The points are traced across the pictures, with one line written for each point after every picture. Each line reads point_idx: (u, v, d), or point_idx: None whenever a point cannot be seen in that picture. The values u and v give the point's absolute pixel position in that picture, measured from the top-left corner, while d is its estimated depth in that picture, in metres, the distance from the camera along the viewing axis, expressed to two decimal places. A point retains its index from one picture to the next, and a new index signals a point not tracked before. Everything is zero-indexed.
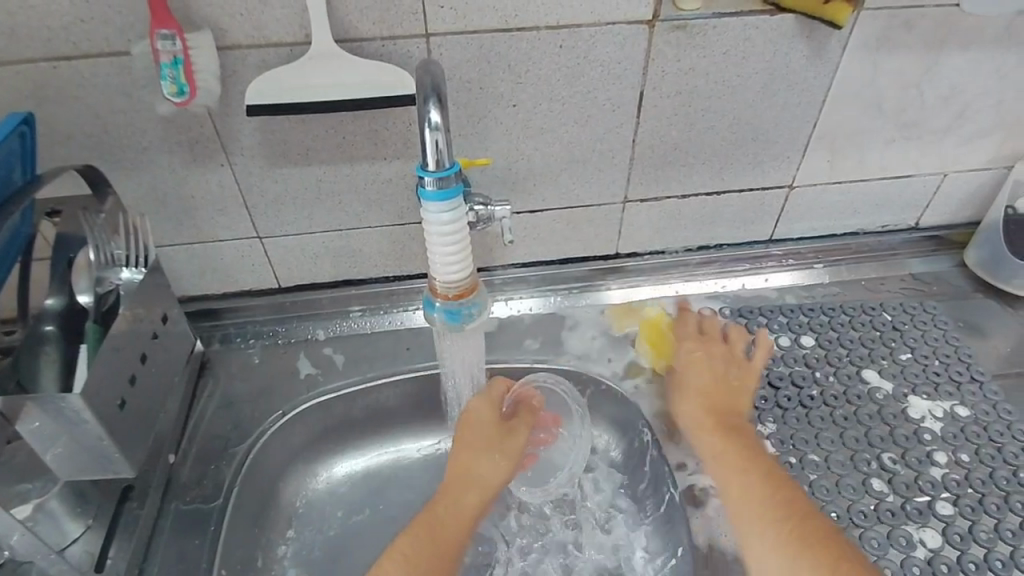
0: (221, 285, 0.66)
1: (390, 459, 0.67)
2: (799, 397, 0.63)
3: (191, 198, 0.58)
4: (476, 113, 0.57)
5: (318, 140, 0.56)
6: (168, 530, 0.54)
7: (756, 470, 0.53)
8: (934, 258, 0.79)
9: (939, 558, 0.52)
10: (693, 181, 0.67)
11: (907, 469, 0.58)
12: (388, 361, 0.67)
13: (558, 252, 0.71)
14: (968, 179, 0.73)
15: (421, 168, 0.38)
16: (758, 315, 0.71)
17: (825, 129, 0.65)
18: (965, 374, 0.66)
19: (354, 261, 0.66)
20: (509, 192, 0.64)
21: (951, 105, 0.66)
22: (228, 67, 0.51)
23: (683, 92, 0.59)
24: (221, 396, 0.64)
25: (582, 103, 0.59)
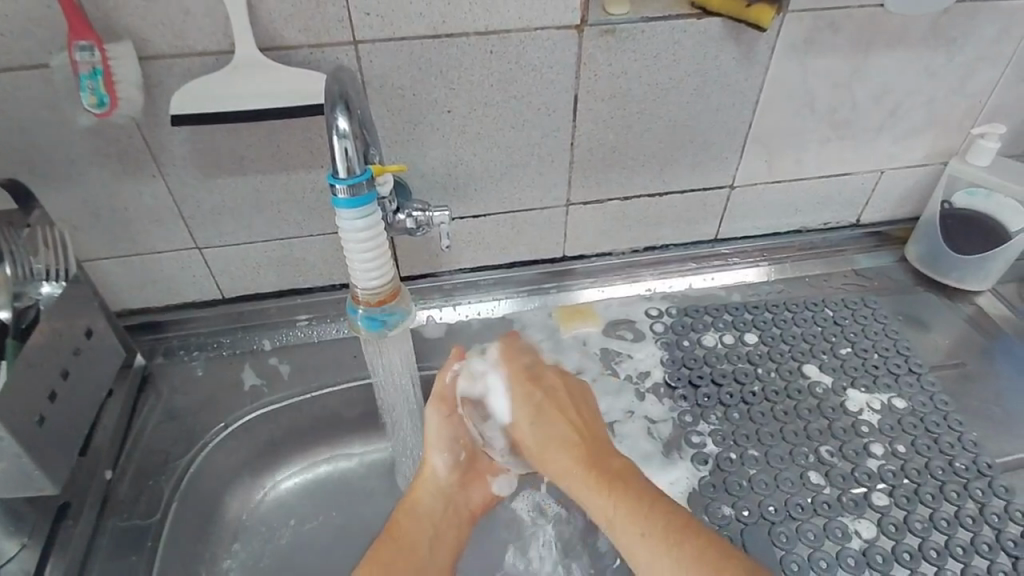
0: (161, 298, 0.65)
1: (339, 467, 0.67)
2: (741, 393, 0.64)
3: (125, 210, 0.58)
4: (411, 119, 0.57)
5: (251, 149, 0.56)
6: (104, 546, 0.53)
7: (634, 496, 0.47)
8: (877, 254, 0.81)
9: (874, 549, 0.53)
10: (634, 183, 0.68)
11: (844, 461, 0.59)
12: (334, 370, 0.67)
13: (505, 256, 0.71)
14: (904, 176, 0.75)
15: (331, 177, 0.38)
16: (704, 314, 0.72)
17: (761, 129, 0.66)
18: (903, 366, 0.68)
19: (298, 271, 0.66)
20: (450, 197, 0.64)
21: (882, 104, 0.67)
22: (153, 77, 0.51)
23: (617, 95, 0.60)
24: (164, 410, 0.63)
25: (518, 108, 0.59)
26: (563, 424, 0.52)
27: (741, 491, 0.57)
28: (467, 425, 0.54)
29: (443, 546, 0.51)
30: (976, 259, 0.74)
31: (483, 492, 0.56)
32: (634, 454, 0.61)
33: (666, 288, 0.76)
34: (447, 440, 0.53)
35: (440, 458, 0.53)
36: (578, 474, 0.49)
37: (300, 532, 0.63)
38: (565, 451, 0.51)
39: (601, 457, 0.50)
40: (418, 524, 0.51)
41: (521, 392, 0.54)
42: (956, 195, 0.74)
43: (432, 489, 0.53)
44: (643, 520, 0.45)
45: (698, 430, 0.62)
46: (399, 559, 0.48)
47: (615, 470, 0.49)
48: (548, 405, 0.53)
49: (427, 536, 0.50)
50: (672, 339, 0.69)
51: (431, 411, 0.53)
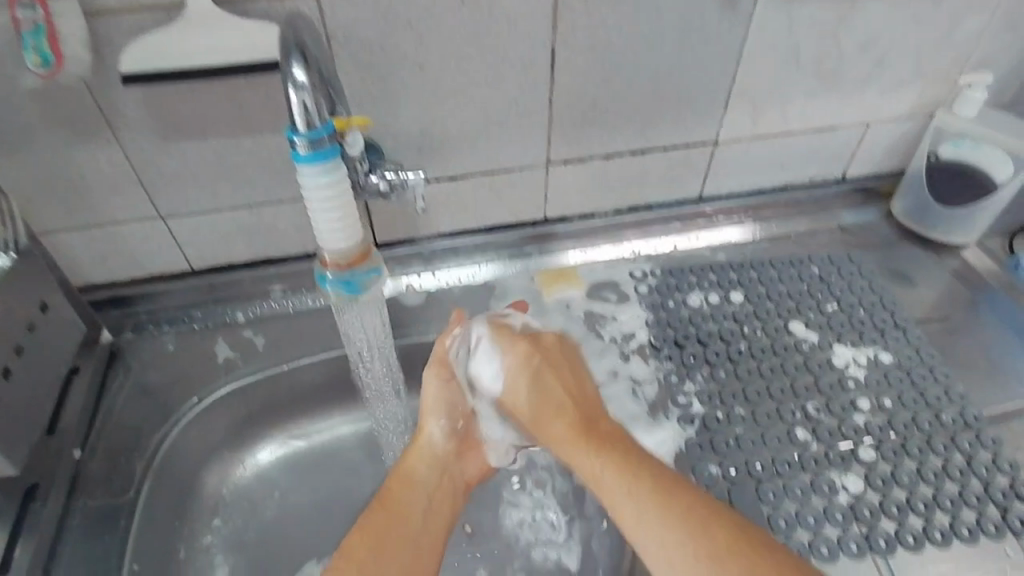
0: (127, 272, 0.62)
1: (319, 442, 0.66)
2: (727, 352, 0.63)
3: (81, 178, 0.55)
4: (380, 75, 0.55)
5: (211, 110, 0.53)
6: (75, 529, 0.52)
7: (621, 456, 0.45)
8: (863, 209, 0.80)
9: (861, 503, 0.53)
10: (615, 141, 0.65)
11: (830, 417, 0.59)
12: (311, 341, 0.65)
13: (484, 219, 0.68)
14: (891, 129, 0.73)
15: (290, 130, 0.36)
16: (689, 274, 0.71)
17: (745, 82, 0.64)
18: (889, 321, 0.67)
19: (269, 240, 0.63)
20: (425, 159, 0.61)
21: (869, 53, 0.65)
22: (100, 33, 0.47)
23: (596, 47, 0.58)
24: (134, 386, 0.61)
25: (493, 62, 0.56)
26: (559, 387, 0.50)
27: (728, 449, 0.56)
28: (465, 394, 0.54)
29: (439, 516, 0.50)
30: (962, 212, 0.73)
31: (476, 462, 0.55)
32: (620, 416, 0.60)
33: (650, 249, 0.74)
34: (445, 406, 0.53)
35: (437, 425, 0.53)
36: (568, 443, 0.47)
37: (284, 505, 0.62)
38: (557, 420, 0.49)
39: (591, 422, 0.48)
40: (413, 494, 0.49)
41: (517, 367, 0.51)
42: (941, 146, 0.72)
43: (427, 456, 0.52)
44: (639, 486, 0.43)
45: (684, 391, 0.61)
46: (390, 532, 0.45)
47: (604, 435, 0.47)
48: (544, 372, 0.51)
49: (423, 505, 0.49)
50: (656, 300, 0.68)
51: (428, 376, 0.53)
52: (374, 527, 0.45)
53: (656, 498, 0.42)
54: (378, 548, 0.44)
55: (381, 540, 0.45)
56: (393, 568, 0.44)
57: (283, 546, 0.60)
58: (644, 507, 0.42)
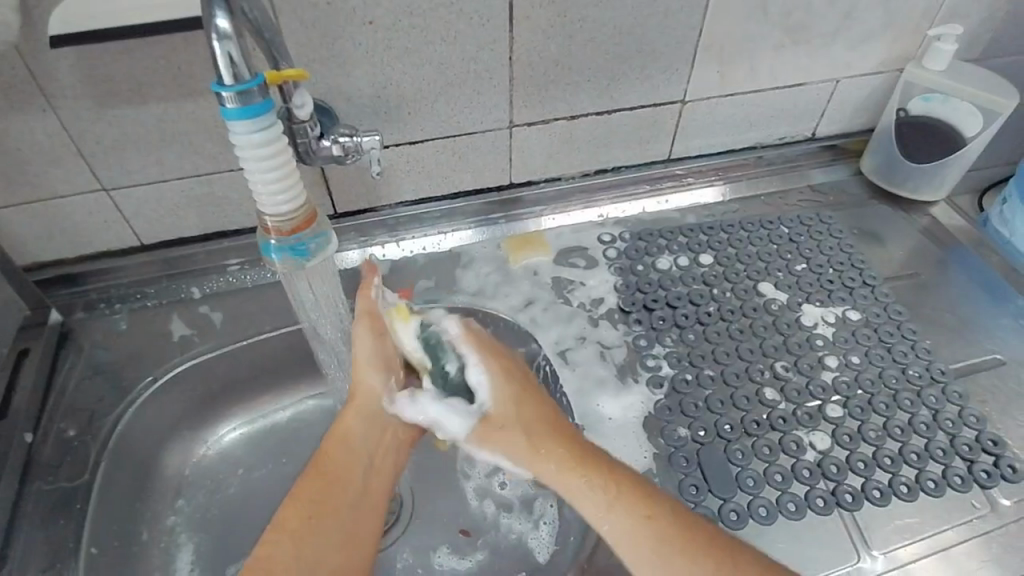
0: (73, 248, 0.60)
1: (283, 418, 0.64)
2: (696, 315, 0.63)
3: (13, 149, 0.52)
4: (329, 33, 0.52)
5: (149, 73, 0.50)
6: (29, 513, 0.50)
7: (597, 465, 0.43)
8: (832, 168, 0.79)
9: (829, 460, 0.53)
10: (580, 101, 0.63)
11: (798, 375, 0.58)
12: (271, 315, 0.63)
13: (447, 186, 0.66)
14: (861, 84, 0.72)
15: (218, 86, 0.33)
16: (658, 237, 0.70)
17: (711, 37, 0.62)
18: (857, 279, 0.67)
19: (222, 211, 0.61)
20: (382, 122, 0.59)
21: (838, 5, 0.63)
22: None
23: (555, 1, 0.55)
24: (87, 367, 0.59)
25: (446, 17, 0.54)
26: (539, 413, 0.46)
27: (696, 411, 0.56)
28: (399, 350, 0.48)
29: (381, 477, 0.45)
30: (928, 169, 0.73)
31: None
32: (589, 381, 0.59)
33: (619, 213, 0.73)
34: (380, 359, 0.47)
35: (375, 378, 0.47)
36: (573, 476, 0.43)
37: (249, 483, 0.61)
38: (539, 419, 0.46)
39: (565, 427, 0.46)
40: (348, 456, 0.44)
41: (499, 400, 0.46)
42: (912, 101, 0.71)
43: (365, 412, 0.47)
44: (661, 532, 0.39)
45: (652, 354, 0.60)
46: (319, 501, 0.41)
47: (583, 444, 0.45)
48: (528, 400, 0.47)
49: (359, 469, 0.44)
50: (625, 265, 0.67)
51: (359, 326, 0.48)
52: (310, 496, 0.42)
53: (677, 555, 0.39)
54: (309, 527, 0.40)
55: (313, 516, 0.40)
56: (327, 544, 0.40)
57: (249, 525, 0.58)
58: (666, 555, 0.39)
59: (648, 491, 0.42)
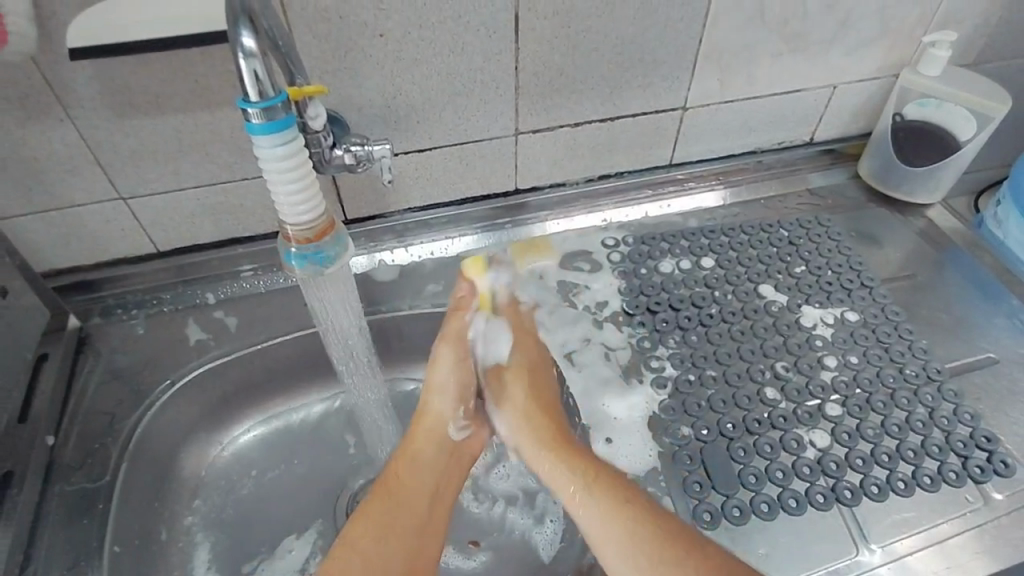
0: (90, 255, 0.61)
1: (296, 420, 0.66)
2: (698, 316, 0.64)
3: (35, 159, 0.53)
4: (341, 46, 0.54)
5: (166, 86, 0.52)
6: (54, 513, 0.51)
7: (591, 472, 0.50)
8: (830, 172, 0.81)
9: (829, 457, 0.55)
10: (584, 108, 0.65)
11: (798, 375, 0.60)
12: (284, 320, 0.65)
13: (455, 192, 0.68)
14: (858, 90, 0.74)
15: (246, 103, 0.35)
16: (661, 241, 0.71)
17: (711, 46, 0.64)
18: (856, 281, 0.68)
19: (236, 219, 0.62)
20: (391, 131, 0.61)
21: (834, 13, 0.65)
22: (43, 7, 0.46)
23: (560, 12, 0.57)
24: (105, 371, 0.60)
25: (454, 29, 0.55)
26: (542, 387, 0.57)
27: (699, 410, 0.57)
28: (472, 368, 0.58)
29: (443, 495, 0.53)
30: (924, 172, 0.75)
31: (478, 438, 0.58)
32: (595, 382, 0.60)
33: (622, 217, 0.74)
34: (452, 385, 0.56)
35: (441, 402, 0.56)
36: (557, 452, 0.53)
37: (263, 484, 0.62)
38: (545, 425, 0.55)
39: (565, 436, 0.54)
40: (414, 477, 0.52)
41: (518, 362, 0.58)
42: (907, 106, 0.73)
43: (430, 438, 0.55)
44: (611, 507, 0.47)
45: (656, 355, 0.62)
46: (382, 521, 0.48)
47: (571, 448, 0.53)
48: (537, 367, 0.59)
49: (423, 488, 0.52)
50: (629, 268, 0.69)
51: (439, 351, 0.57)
52: (376, 512, 0.49)
53: (616, 521, 0.46)
54: (376, 546, 0.47)
55: (379, 531, 0.48)
56: (389, 554, 0.47)
57: (265, 524, 0.60)
58: (615, 528, 0.46)
59: (594, 474, 0.50)
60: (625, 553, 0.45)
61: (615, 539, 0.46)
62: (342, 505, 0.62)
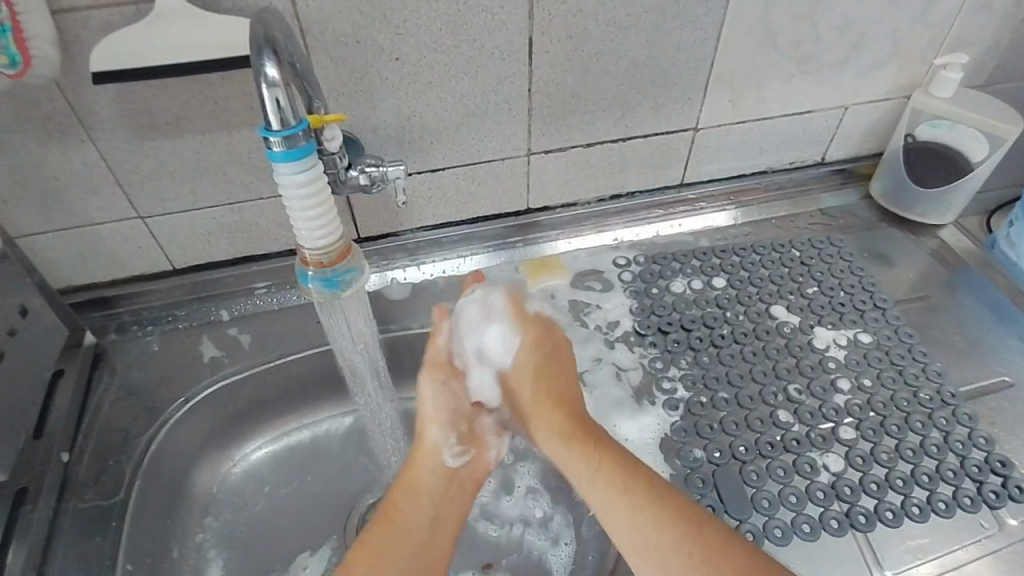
0: (108, 272, 0.62)
1: (308, 437, 0.66)
2: (710, 337, 0.64)
3: (56, 179, 0.54)
4: (357, 69, 0.54)
5: (186, 109, 0.52)
6: (68, 530, 0.52)
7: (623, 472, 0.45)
8: (842, 192, 0.81)
9: (842, 482, 0.54)
10: (596, 129, 0.65)
11: (811, 398, 0.60)
12: (298, 337, 0.65)
13: (467, 211, 0.68)
14: (869, 111, 0.74)
15: (268, 130, 0.35)
16: (672, 261, 0.71)
17: (722, 68, 0.64)
18: (868, 302, 0.68)
19: (251, 237, 0.63)
20: (406, 152, 0.61)
21: (846, 36, 0.65)
22: (69, 32, 0.47)
23: (573, 36, 0.58)
24: (120, 387, 0.61)
25: (470, 53, 0.56)
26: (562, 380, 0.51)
27: (711, 433, 0.57)
28: (462, 393, 0.53)
29: (443, 528, 0.49)
30: (935, 194, 0.75)
31: (482, 460, 0.54)
32: (606, 402, 0.60)
33: (633, 237, 0.75)
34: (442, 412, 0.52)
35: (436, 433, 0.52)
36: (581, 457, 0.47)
37: (274, 501, 0.63)
38: (558, 415, 0.49)
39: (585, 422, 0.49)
40: (414, 505, 0.48)
41: (529, 372, 0.50)
42: (919, 128, 0.73)
43: (427, 465, 0.51)
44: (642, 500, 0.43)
45: (668, 376, 0.61)
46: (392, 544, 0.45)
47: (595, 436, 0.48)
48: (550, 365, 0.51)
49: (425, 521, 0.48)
50: (640, 288, 0.69)
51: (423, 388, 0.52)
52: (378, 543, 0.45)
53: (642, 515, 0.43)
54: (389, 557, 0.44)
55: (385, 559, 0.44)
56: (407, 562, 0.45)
57: (275, 543, 0.60)
58: (640, 514, 0.43)
59: (617, 459, 0.46)
60: (653, 539, 0.42)
61: (637, 527, 0.42)
62: (353, 524, 0.62)
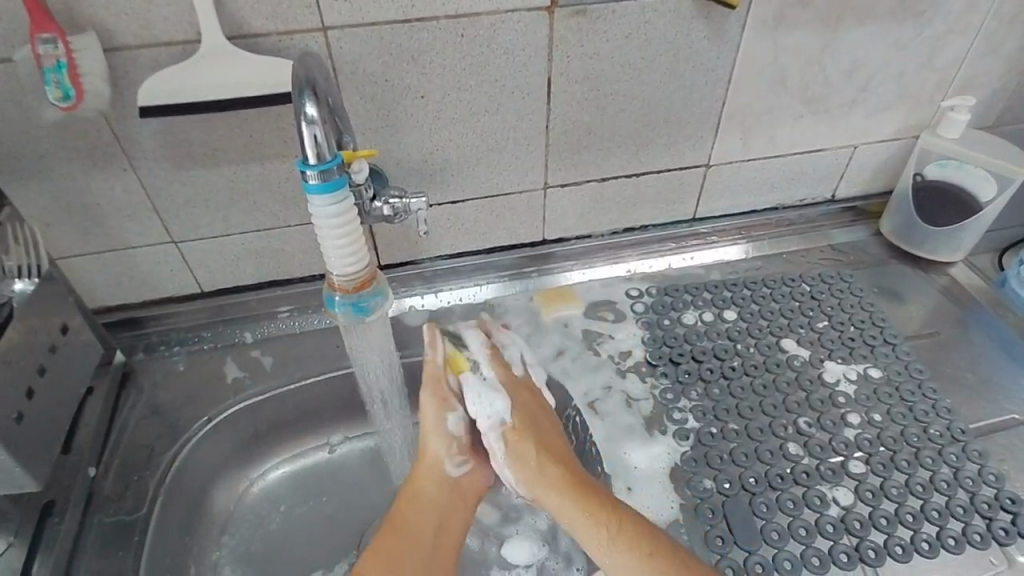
0: (140, 294, 0.65)
1: (324, 458, 0.67)
2: (721, 369, 0.65)
3: (97, 205, 0.57)
4: (385, 105, 0.57)
5: (224, 140, 0.56)
6: (90, 544, 0.53)
7: (631, 530, 0.48)
8: (851, 228, 0.82)
9: (852, 516, 0.55)
10: (611, 164, 0.68)
11: (821, 432, 0.60)
12: (318, 359, 0.67)
13: (484, 241, 0.71)
14: (876, 151, 0.76)
15: (309, 164, 0.38)
16: (683, 293, 0.73)
17: (734, 108, 0.67)
18: (878, 337, 0.69)
19: (278, 262, 0.66)
20: (428, 184, 0.64)
21: (854, 78, 0.68)
22: (120, 69, 0.50)
23: (590, 76, 0.60)
24: (146, 404, 0.63)
25: (491, 91, 0.59)
26: (546, 433, 0.54)
27: (722, 463, 0.58)
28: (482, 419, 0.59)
29: (447, 534, 0.54)
30: (947, 232, 0.76)
31: (478, 477, 0.57)
32: (618, 430, 0.61)
33: (646, 269, 0.76)
34: (444, 433, 0.54)
35: (438, 444, 0.54)
36: (566, 497, 0.50)
37: (289, 520, 0.64)
38: (553, 469, 0.51)
39: (587, 484, 0.51)
40: (417, 518, 0.53)
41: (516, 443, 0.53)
42: (928, 167, 0.74)
43: (435, 477, 0.54)
44: (620, 544, 0.47)
45: (679, 407, 0.62)
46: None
47: (596, 504, 0.49)
48: (544, 424, 0.54)
49: (424, 536, 0.52)
50: (652, 319, 0.70)
51: (425, 398, 0.54)
52: (385, 549, 0.51)
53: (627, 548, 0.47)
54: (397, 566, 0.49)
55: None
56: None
57: (288, 562, 0.61)
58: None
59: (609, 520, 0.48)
60: None
61: None
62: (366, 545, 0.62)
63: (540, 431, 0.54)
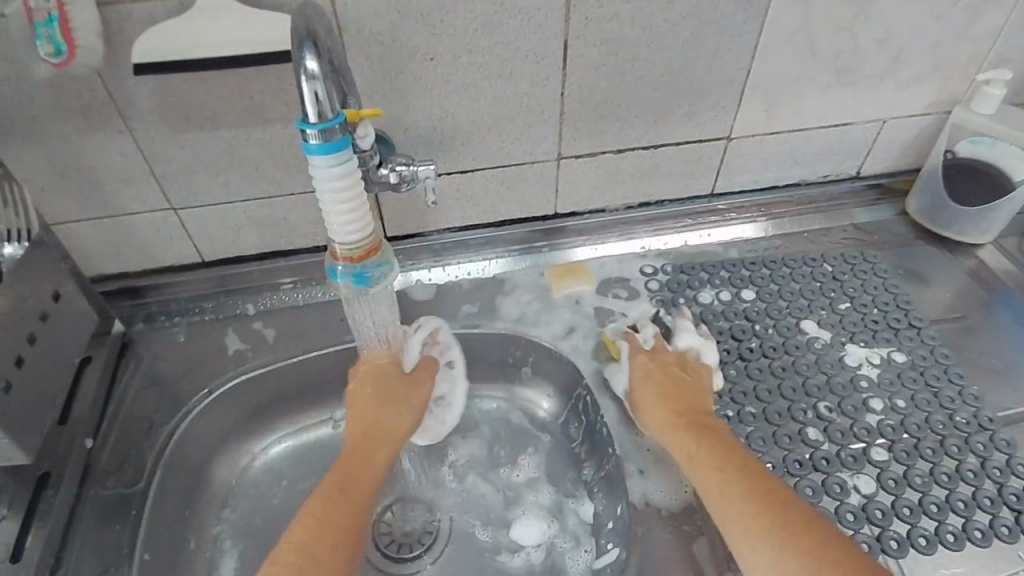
0: (139, 262, 0.63)
1: (327, 433, 0.66)
2: (738, 350, 0.63)
3: (92, 169, 0.55)
4: (392, 68, 0.55)
5: (223, 103, 0.53)
6: (87, 517, 0.52)
7: (742, 475, 0.49)
8: (875, 207, 0.79)
9: (873, 504, 0.53)
10: (628, 135, 0.65)
11: (842, 417, 0.58)
12: (321, 333, 0.65)
13: (494, 214, 0.68)
14: (906, 126, 0.72)
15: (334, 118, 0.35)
16: (700, 271, 0.70)
17: (759, 78, 0.63)
18: (903, 320, 0.66)
19: (280, 232, 0.63)
20: (436, 152, 0.61)
21: (887, 48, 0.64)
22: (113, 24, 0.47)
23: (610, 40, 0.57)
24: (146, 376, 0.61)
25: (505, 55, 0.56)
26: (670, 374, 0.58)
27: None
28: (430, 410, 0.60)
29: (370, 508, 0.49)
30: (976, 212, 0.72)
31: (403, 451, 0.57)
32: (630, 411, 0.59)
33: (660, 246, 0.74)
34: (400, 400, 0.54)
35: (393, 414, 0.53)
36: (670, 432, 0.54)
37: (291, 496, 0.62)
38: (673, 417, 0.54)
39: (698, 414, 0.55)
40: (359, 475, 0.49)
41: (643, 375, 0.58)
42: (958, 144, 0.71)
43: (381, 443, 0.52)
44: (703, 468, 0.51)
45: None
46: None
47: (699, 428, 0.53)
48: (656, 375, 0.58)
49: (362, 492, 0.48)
50: (667, 297, 0.68)
51: (352, 389, 0.54)
52: (319, 508, 0.45)
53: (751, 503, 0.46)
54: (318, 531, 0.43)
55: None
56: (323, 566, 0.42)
57: None
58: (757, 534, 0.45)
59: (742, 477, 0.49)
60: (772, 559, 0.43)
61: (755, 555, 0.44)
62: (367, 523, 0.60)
63: (657, 379, 0.57)
